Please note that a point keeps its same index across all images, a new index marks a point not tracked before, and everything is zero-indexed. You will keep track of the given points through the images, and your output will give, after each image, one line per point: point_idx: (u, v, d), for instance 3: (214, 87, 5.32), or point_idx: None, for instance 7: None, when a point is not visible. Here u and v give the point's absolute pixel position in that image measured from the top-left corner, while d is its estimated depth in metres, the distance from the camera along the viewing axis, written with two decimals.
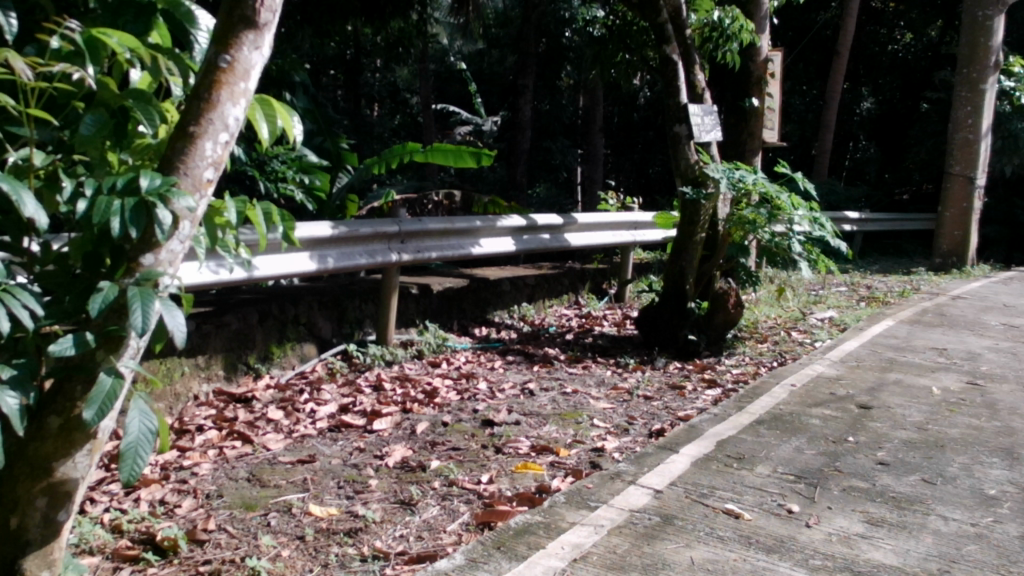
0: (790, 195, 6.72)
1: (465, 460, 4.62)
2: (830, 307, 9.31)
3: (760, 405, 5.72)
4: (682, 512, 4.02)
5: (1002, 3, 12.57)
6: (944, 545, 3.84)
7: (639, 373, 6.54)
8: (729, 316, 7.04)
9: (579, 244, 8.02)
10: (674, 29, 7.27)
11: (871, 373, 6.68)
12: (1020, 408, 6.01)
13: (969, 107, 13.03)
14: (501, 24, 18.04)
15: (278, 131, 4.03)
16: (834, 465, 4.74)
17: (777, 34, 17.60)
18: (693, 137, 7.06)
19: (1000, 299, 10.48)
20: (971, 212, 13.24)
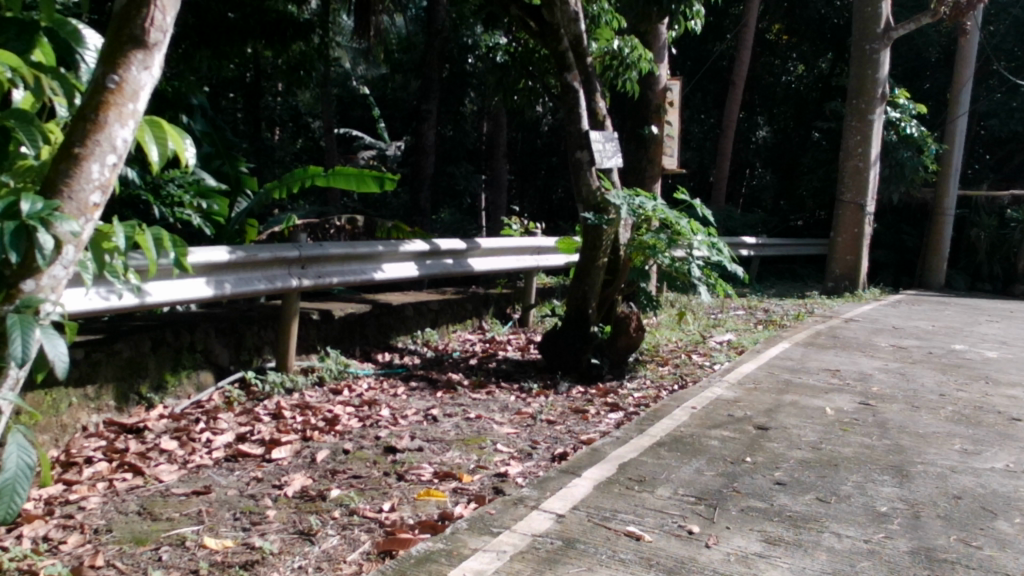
0: (690, 221, 6.84)
1: (365, 488, 4.55)
2: (729, 330, 9.50)
3: (661, 427, 5.79)
4: (584, 535, 4.04)
5: (887, 37, 13.10)
6: (839, 562, 3.94)
7: (542, 398, 6.56)
8: (631, 340, 7.14)
9: (482, 269, 8.00)
10: (575, 57, 7.36)
11: (768, 395, 6.83)
12: (909, 427, 6.23)
13: (858, 136, 13.49)
14: (404, 48, 18.06)
15: (169, 153, 3.96)
16: (733, 486, 4.82)
17: (675, 63, 18.03)
18: (594, 163, 7.14)
19: (891, 322, 10.87)
20: (862, 237, 13.70)
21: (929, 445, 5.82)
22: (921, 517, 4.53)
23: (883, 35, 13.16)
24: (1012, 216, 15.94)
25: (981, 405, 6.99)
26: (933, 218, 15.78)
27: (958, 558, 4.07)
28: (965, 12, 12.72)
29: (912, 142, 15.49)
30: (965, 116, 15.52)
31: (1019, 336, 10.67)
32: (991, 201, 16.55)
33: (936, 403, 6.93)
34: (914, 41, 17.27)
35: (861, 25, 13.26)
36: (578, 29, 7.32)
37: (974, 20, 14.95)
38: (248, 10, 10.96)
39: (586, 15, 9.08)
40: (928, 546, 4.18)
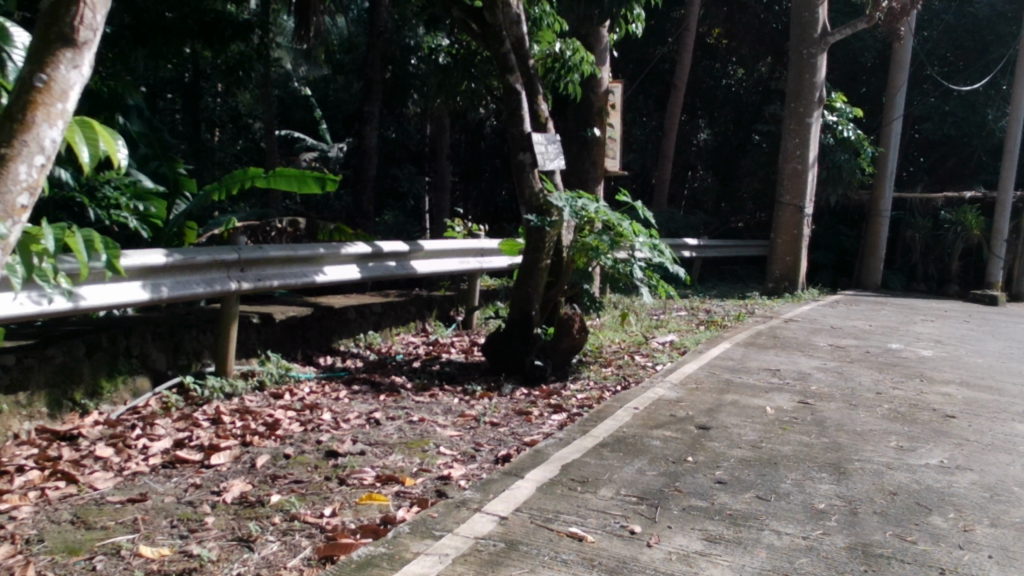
0: (632, 223, 6.90)
1: (306, 493, 4.51)
2: (671, 331, 9.59)
3: (603, 429, 5.81)
4: (527, 537, 4.04)
5: (824, 42, 13.31)
6: (778, 559, 3.99)
7: (486, 400, 6.55)
8: (574, 341, 7.17)
9: (425, 272, 7.97)
10: (517, 58, 7.38)
11: (709, 395, 6.90)
12: (847, 425, 6.35)
13: (796, 139, 13.70)
14: (346, 49, 17.94)
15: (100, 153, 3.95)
16: (674, 486, 4.86)
17: (617, 66, 18.15)
18: (537, 165, 7.14)
19: (828, 322, 11.08)
20: (801, 238, 13.91)
21: (866, 442, 5.93)
22: (858, 514, 4.61)
23: (820, 40, 13.37)
24: (947, 217, 16.35)
25: (916, 403, 7.14)
26: (870, 220, 16.07)
27: (894, 553, 4.15)
28: (898, 17, 13.02)
29: (849, 145, 15.68)
30: (900, 119, 15.80)
31: (953, 334, 10.93)
32: (925, 203, 16.87)
33: (872, 401, 7.07)
34: (850, 46, 17.57)
35: (799, 30, 13.45)
36: (520, 31, 7.34)
37: (908, 26, 15.24)
38: (186, 10, 10.91)
39: (528, 17, 9.11)
40: (865, 542, 4.25)
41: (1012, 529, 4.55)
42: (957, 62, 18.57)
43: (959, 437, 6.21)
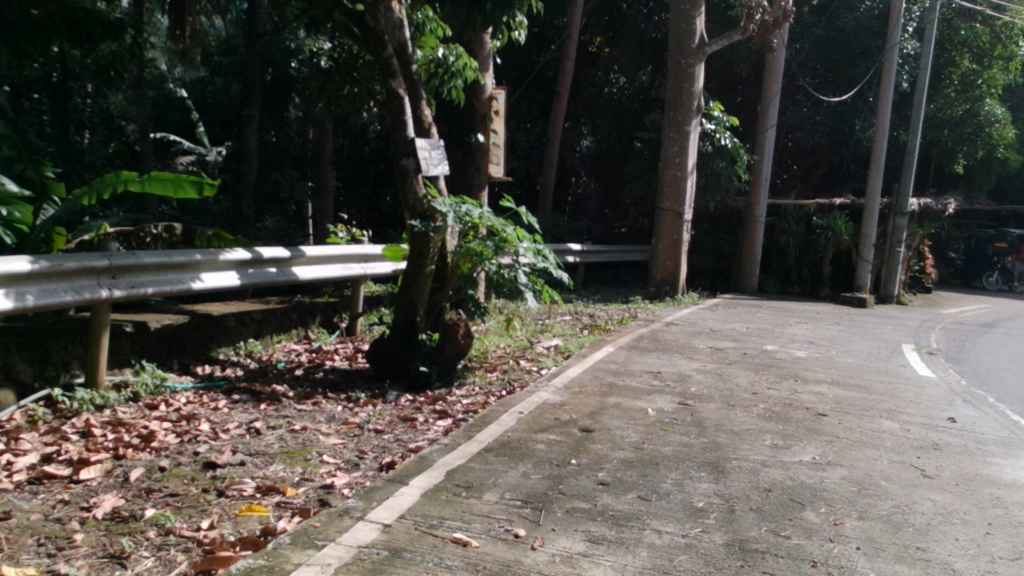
0: (515, 228, 6.97)
1: (183, 506, 4.38)
2: (555, 335, 9.69)
3: (488, 433, 5.82)
4: (411, 544, 4.02)
5: (701, 53, 13.68)
6: (659, 557, 4.08)
7: (370, 408, 6.48)
8: (459, 346, 7.25)
9: (307, 278, 7.82)
10: (400, 64, 7.33)
11: (593, 397, 7.00)
12: (724, 425, 6.53)
13: (675, 147, 14.01)
14: (225, 52, 17.55)
15: None
16: (558, 488, 4.90)
17: (500, 73, 18.27)
18: (421, 170, 7.11)
19: (708, 324, 11.39)
20: (681, 243, 14.24)
21: (742, 441, 6.11)
22: (735, 511, 4.74)
23: (697, 50, 13.72)
24: (819, 223, 17.08)
25: (791, 402, 7.40)
26: (747, 225, 16.57)
27: (770, 548, 4.29)
28: (771, 30, 13.49)
29: (726, 153, 16.07)
30: (774, 129, 16.31)
31: (824, 336, 11.36)
32: (798, 210, 17.59)
33: (749, 401, 7.29)
34: (726, 57, 18.07)
35: (677, 40, 13.77)
36: (402, 37, 7.31)
37: (780, 38, 15.75)
38: (52, 6, 10.50)
39: (411, 23, 9.05)
40: (742, 538, 4.38)
41: (878, 521, 4.75)
42: (826, 74, 19.25)
43: (830, 435, 6.45)
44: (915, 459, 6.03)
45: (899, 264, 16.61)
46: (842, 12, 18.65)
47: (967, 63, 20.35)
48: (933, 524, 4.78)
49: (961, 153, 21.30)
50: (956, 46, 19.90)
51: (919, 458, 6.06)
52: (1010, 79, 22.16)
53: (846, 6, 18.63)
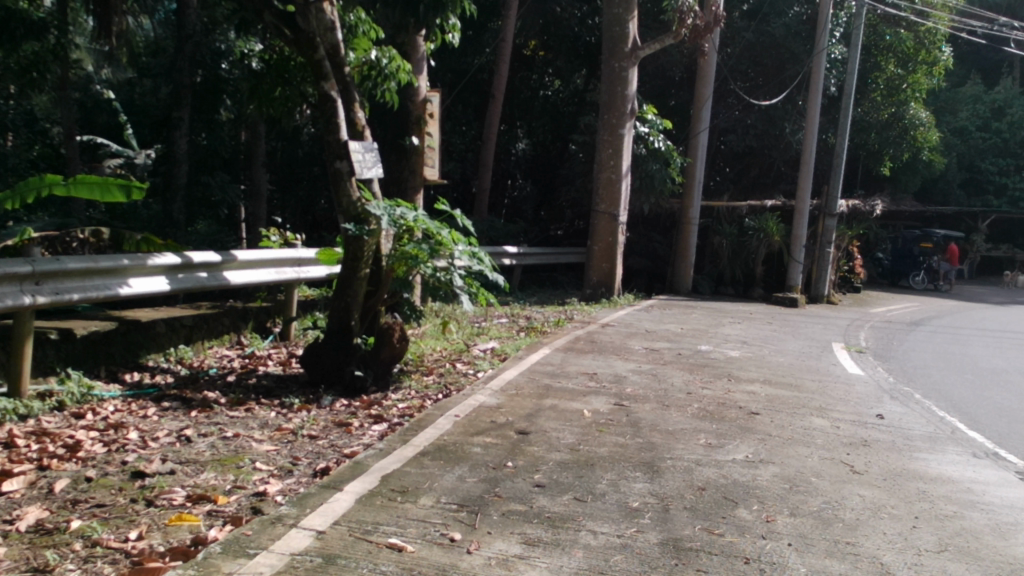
0: (451, 231, 6.97)
1: (110, 517, 4.29)
2: (492, 338, 9.70)
3: (424, 437, 5.79)
4: (345, 550, 3.98)
5: (635, 56, 13.80)
6: (594, 558, 4.11)
7: (304, 413, 6.41)
8: (395, 350, 7.18)
9: (238, 283, 7.71)
10: (332, 66, 7.27)
11: (529, 400, 7.01)
12: (659, 425, 6.59)
13: (610, 150, 14.09)
14: (153, 53, 17.25)
15: None
16: (494, 491, 4.90)
17: (435, 75, 18.19)
18: (354, 173, 7.06)
19: (644, 325, 11.49)
20: (616, 245, 14.35)
21: (677, 441, 6.17)
22: (669, 510, 4.79)
23: (631, 53, 13.83)
24: (751, 224, 17.32)
25: (724, 401, 7.51)
26: (681, 227, 16.76)
27: (703, 546, 4.34)
28: (702, 34, 13.64)
29: (660, 156, 16.15)
30: (706, 132, 16.51)
31: (757, 335, 11.52)
32: (731, 212, 17.83)
33: (683, 401, 7.36)
34: (660, 61, 18.27)
35: (611, 43, 13.87)
36: (334, 38, 7.25)
37: (712, 42, 15.95)
38: None
39: (344, 25, 9.04)
40: (676, 537, 4.42)
41: (809, 518, 4.83)
42: (757, 78, 19.61)
43: (763, 433, 6.55)
44: (844, 455, 6.15)
45: (829, 264, 16.94)
46: (772, 17, 18.79)
47: (892, 66, 20.65)
48: (862, 519, 4.87)
49: (888, 154, 21.96)
50: (881, 52, 20.31)
51: (848, 454, 6.19)
52: (936, 83, 22.77)
53: (775, 11, 18.75)
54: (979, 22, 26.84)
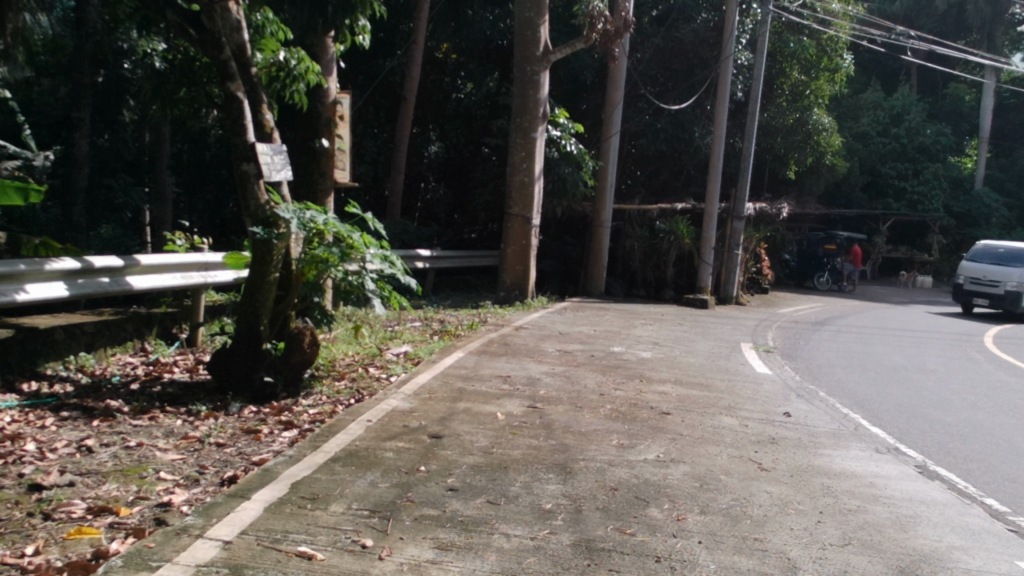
0: (362, 234, 7.01)
1: (5, 532, 4.13)
2: (405, 341, 9.63)
3: (335, 443, 5.72)
4: (252, 560, 3.91)
5: (547, 60, 13.87)
6: (507, 560, 4.11)
7: (211, 421, 6.27)
8: (305, 355, 7.04)
9: (142, 288, 7.51)
10: (238, 66, 7.13)
11: (443, 403, 6.98)
12: (572, 426, 6.63)
13: (522, 153, 14.15)
14: (52, 51, 16.71)
15: None
16: (406, 496, 4.86)
17: (345, 77, 18.03)
18: (262, 175, 6.94)
19: (557, 328, 11.54)
20: (529, 248, 14.42)
21: (590, 442, 6.21)
22: (582, 511, 4.82)
23: (542, 57, 13.90)
24: (662, 227, 17.56)
25: (635, 402, 7.59)
26: (594, 230, 16.91)
27: (615, 545, 4.37)
28: (613, 39, 13.81)
29: (572, 159, 16.12)
30: (617, 136, 16.70)
31: (668, 336, 11.69)
32: (642, 215, 17.94)
33: (596, 403, 7.42)
34: (571, 65, 18.43)
35: (523, 46, 13.91)
36: (241, 38, 7.11)
37: (622, 48, 16.09)
38: None
39: (250, 24, 9.00)
40: (588, 538, 4.45)
41: (718, 515, 4.91)
42: (666, 83, 19.90)
43: (674, 433, 6.63)
44: (752, 453, 6.27)
45: (737, 265, 17.32)
46: (680, 23, 19.12)
47: (796, 73, 21.18)
48: (769, 515, 4.98)
49: (793, 159, 22.52)
50: (786, 58, 20.86)
51: (757, 452, 6.32)
52: (838, 90, 23.45)
53: (684, 17, 19.07)
54: (878, 30, 27.74)
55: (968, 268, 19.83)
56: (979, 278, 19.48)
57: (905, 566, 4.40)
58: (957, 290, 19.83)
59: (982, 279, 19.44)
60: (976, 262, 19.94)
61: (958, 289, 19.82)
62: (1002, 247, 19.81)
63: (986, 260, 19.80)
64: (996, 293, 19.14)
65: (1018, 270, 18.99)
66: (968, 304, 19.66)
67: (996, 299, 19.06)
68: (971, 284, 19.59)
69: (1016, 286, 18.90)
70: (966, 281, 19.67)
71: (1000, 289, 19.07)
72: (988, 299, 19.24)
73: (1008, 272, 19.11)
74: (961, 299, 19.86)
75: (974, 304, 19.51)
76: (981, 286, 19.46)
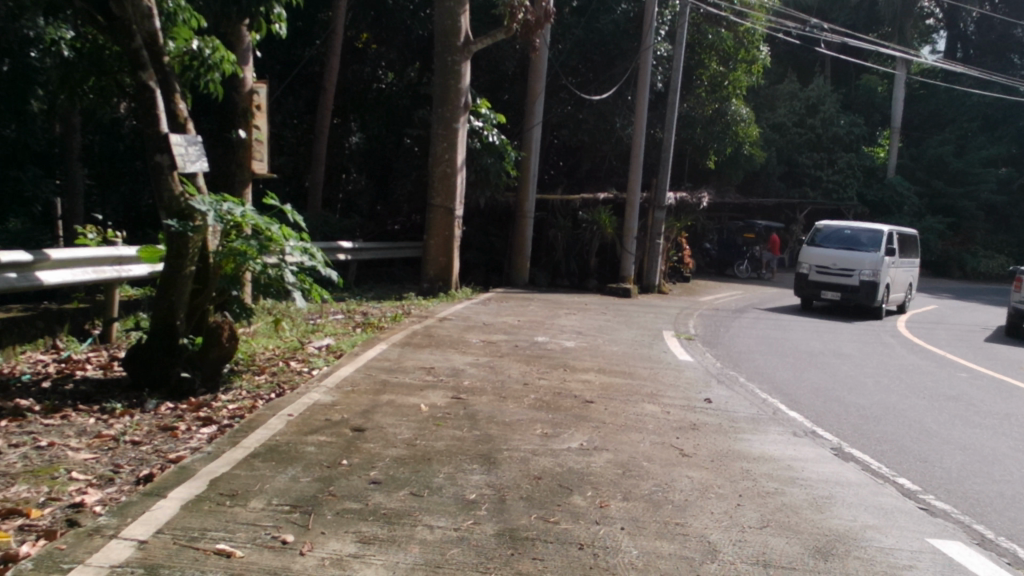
0: (281, 226, 6.89)
1: None
2: (327, 335, 9.53)
3: (255, 438, 5.64)
4: (169, 559, 3.83)
5: (467, 50, 13.82)
6: (431, 552, 4.09)
7: (126, 418, 6.12)
8: (224, 351, 6.89)
9: (52, 283, 7.29)
10: (150, 54, 6.88)
11: (365, 396, 6.93)
12: (496, 417, 6.63)
13: (444, 144, 14.10)
14: None
15: None
16: (328, 490, 4.81)
17: (262, 67, 17.74)
18: (177, 168, 6.77)
19: (481, 319, 11.52)
20: (451, 239, 14.39)
21: (514, 432, 6.23)
22: (505, 501, 4.83)
23: (463, 48, 13.85)
24: (585, 218, 17.70)
25: (559, 391, 7.63)
26: (517, 220, 16.96)
27: (538, 534, 4.39)
28: (534, 29, 13.81)
29: (494, 150, 16.08)
30: (539, 126, 16.73)
31: (591, 326, 11.77)
32: (565, 205, 17.98)
33: (520, 392, 7.45)
34: (492, 56, 18.45)
35: (443, 37, 13.84)
36: (152, 26, 6.86)
37: (543, 39, 16.14)
38: None
39: (160, 11, 8.56)
40: (511, 527, 4.46)
41: (640, 501, 4.97)
42: (586, 74, 19.99)
43: (597, 421, 6.69)
44: (674, 439, 6.36)
45: (658, 255, 17.62)
46: (600, 13, 19.12)
47: (715, 64, 21.45)
48: (690, 500, 5.05)
49: (712, 149, 22.80)
50: (705, 50, 21.25)
51: (678, 438, 6.41)
52: (755, 81, 23.77)
53: (603, 8, 19.14)
54: (794, 23, 28.33)
55: (812, 254, 16.62)
56: (827, 266, 16.31)
57: (820, 546, 4.51)
58: (801, 281, 16.61)
59: (831, 267, 16.31)
60: (820, 247, 16.76)
61: (802, 279, 16.58)
62: (848, 228, 16.80)
63: (832, 245, 16.69)
64: (847, 283, 16.09)
65: (873, 256, 16.01)
66: (814, 297, 16.49)
67: (849, 291, 16.00)
68: (818, 273, 16.42)
69: (871, 276, 15.91)
70: (812, 270, 16.48)
71: (854, 279, 16.02)
72: (839, 291, 16.15)
73: (861, 258, 16.09)
74: (804, 291, 16.60)
75: (820, 298, 16.35)
76: (829, 275, 16.33)
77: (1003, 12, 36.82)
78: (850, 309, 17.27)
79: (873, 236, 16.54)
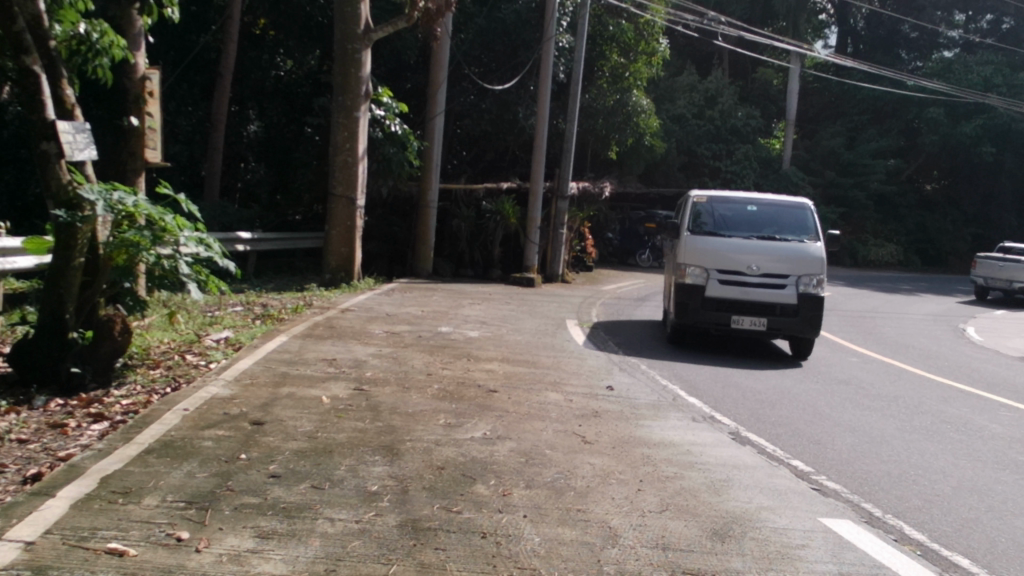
0: (176, 216, 6.72)
1: None
2: (225, 327, 9.34)
3: (148, 433, 5.50)
4: (57, 560, 3.71)
5: (367, 38, 13.68)
6: (331, 545, 4.06)
7: (13, 415, 5.91)
8: (115, 345, 6.73)
9: None
10: (33, 37, 6.64)
11: (264, 389, 6.81)
12: (399, 407, 6.60)
13: (345, 133, 13.92)
14: None
15: None
16: (226, 485, 4.72)
17: (154, 53, 17.22)
18: (65, 156, 6.55)
19: (384, 309, 11.45)
20: (353, 230, 14.23)
21: (416, 423, 6.20)
22: (408, 491, 4.81)
23: (363, 36, 13.70)
24: (488, 208, 17.71)
25: (462, 380, 7.64)
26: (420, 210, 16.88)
27: (441, 524, 4.39)
28: (434, 17, 13.66)
29: (396, 139, 15.98)
30: (442, 115, 16.65)
31: (495, 315, 11.82)
32: (468, 195, 17.93)
33: (423, 382, 7.44)
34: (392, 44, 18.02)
35: (343, 24, 13.65)
36: (36, 9, 6.65)
37: (445, 26, 15.97)
38: None
39: None
40: (414, 518, 4.44)
41: (543, 488, 5.01)
42: (489, 63, 20.01)
43: (500, 410, 6.71)
44: (576, 427, 6.41)
45: (561, 245, 17.73)
46: (501, 2, 19.21)
47: (616, 56, 21.74)
48: (592, 486, 5.12)
49: (614, 140, 23.05)
50: (605, 41, 21.38)
51: (580, 425, 6.48)
52: (656, 73, 24.16)
53: None
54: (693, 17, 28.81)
55: (705, 251, 10.43)
56: (738, 272, 10.30)
57: (717, 528, 4.61)
58: (693, 299, 10.36)
59: (743, 273, 10.32)
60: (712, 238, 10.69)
61: (696, 295, 10.34)
62: (749, 204, 11.10)
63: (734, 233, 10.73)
64: (779, 300, 10.26)
65: (809, 253, 10.41)
66: (714, 327, 10.36)
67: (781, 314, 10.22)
68: (721, 283, 10.33)
69: (814, 287, 10.29)
70: (710, 278, 10.34)
71: (789, 293, 10.24)
72: (761, 313, 10.27)
73: (795, 256, 10.35)
74: (699, 316, 10.36)
75: (730, 328, 10.28)
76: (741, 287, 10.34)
77: (891, 8, 38.08)
78: (722, 341, 11.67)
79: (786, 215, 10.98)
